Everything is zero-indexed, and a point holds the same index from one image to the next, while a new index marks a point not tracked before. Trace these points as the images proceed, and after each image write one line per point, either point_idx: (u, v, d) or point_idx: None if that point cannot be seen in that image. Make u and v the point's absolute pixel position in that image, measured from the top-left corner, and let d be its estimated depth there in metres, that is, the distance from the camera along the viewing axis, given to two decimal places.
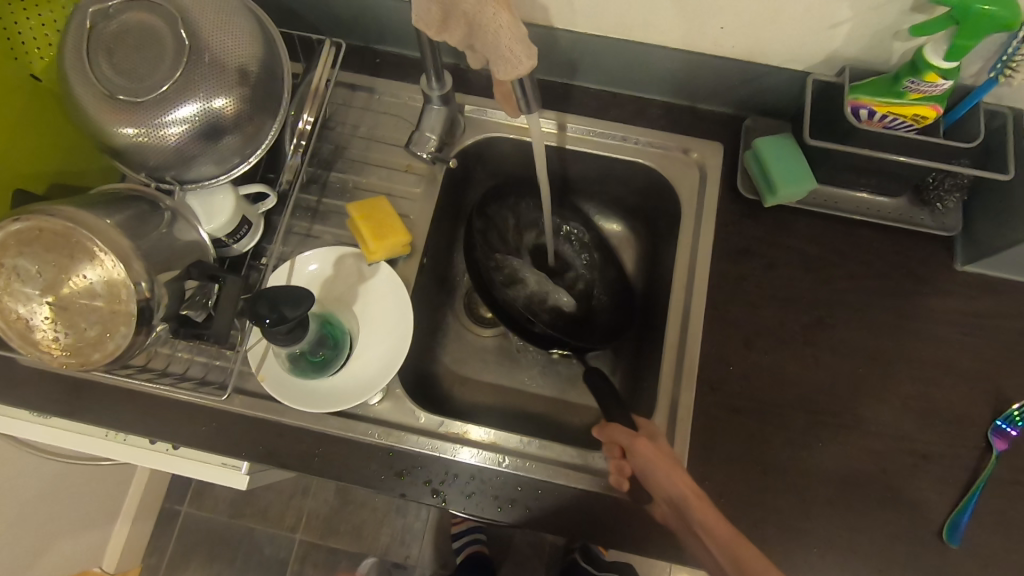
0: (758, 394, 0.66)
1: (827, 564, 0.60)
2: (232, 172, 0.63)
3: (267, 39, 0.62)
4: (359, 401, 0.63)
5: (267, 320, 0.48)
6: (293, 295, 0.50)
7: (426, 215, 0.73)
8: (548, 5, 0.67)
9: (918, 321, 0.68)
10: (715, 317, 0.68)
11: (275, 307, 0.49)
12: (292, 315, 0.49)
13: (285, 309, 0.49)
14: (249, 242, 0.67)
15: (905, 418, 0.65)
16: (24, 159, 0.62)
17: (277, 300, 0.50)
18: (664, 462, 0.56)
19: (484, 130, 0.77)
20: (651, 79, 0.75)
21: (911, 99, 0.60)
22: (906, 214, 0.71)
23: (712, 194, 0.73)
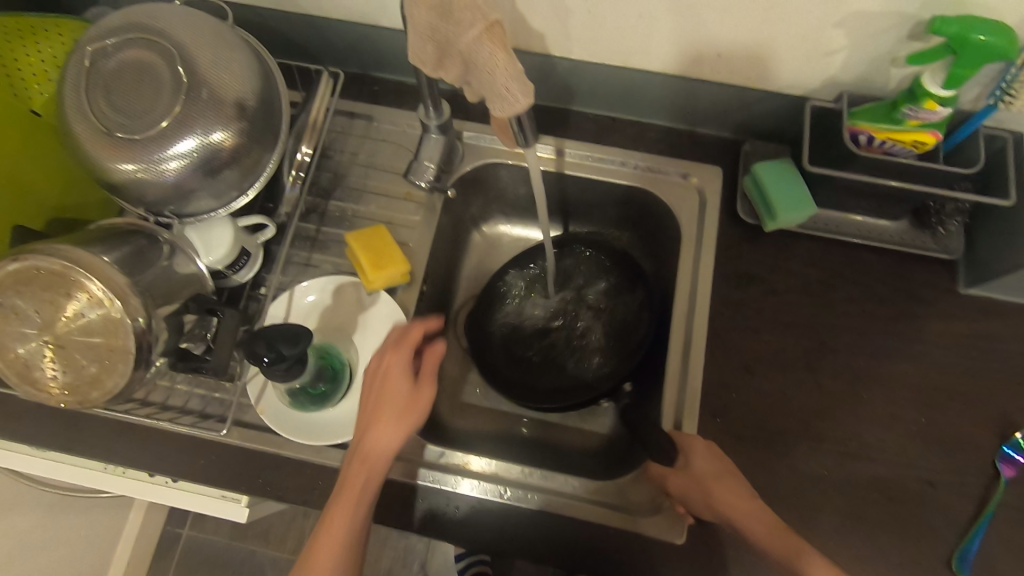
0: (761, 422, 0.65)
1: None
2: (231, 206, 0.63)
3: (265, 72, 0.62)
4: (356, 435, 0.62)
5: (265, 360, 0.48)
6: (291, 332, 0.50)
7: (425, 242, 0.73)
8: (545, 33, 0.67)
9: (922, 345, 0.68)
10: (717, 343, 0.68)
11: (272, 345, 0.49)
12: (289, 352, 0.49)
13: (282, 346, 0.49)
14: (248, 273, 0.67)
15: (911, 445, 0.64)
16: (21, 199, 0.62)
17: (276, 339, 0.50)
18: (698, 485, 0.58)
19: (482, 156, 0.77)
20: (649, 104, 0.75)
21: (909, 126, 0.59)
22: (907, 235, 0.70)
23: (712, 218, 0.72)
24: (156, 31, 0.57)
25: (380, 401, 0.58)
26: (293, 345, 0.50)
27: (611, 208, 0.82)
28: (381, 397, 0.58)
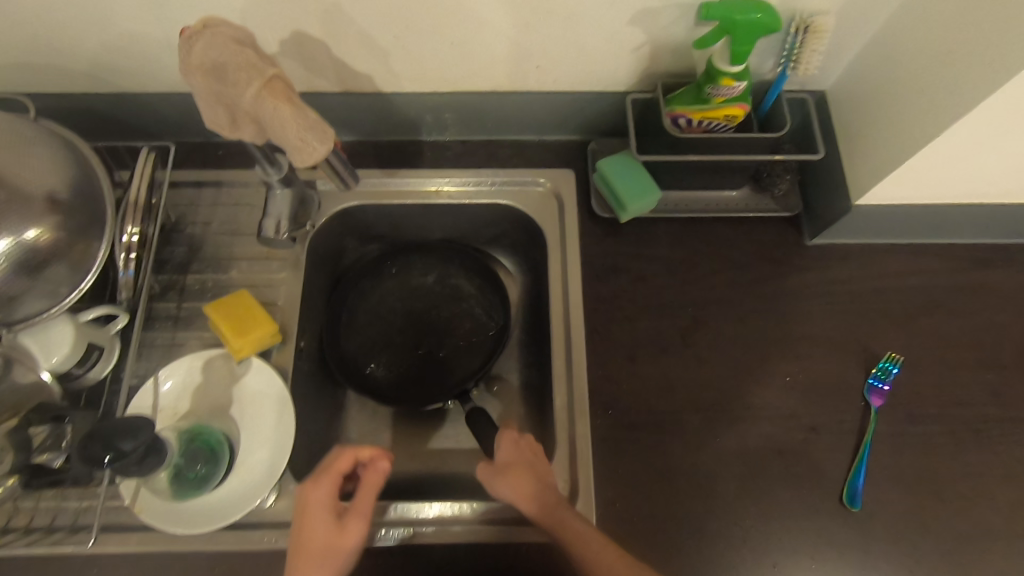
0: (651, 406, 0.67)
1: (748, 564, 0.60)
2: (64, 304, 0.58)
3: (79, 160, 0.60)
4: (239, 516, 0.59)
5: (104, 459, 0.46)
6: (124, 424, 0.47)
7: (294, 299, 0.71)
8: (370, 73, 0.68)
9: (783, 301, 0.72)
10: (597, 339, 0.70)
11: (109, 443, 0.47)
12: (128, 447, 0.46)
13: (118, 443, 0.46)
14: (104, 367, 0.63)
15: (790, 397, 0.67)
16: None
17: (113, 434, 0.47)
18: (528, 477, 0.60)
19: (341, 201, 0.76)
20: (492, 122, 0.77)
21: (717, 103, 0.63)
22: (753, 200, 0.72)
23: (572, 219, 0.75)
24: None
25: (297, 552, 0.53)
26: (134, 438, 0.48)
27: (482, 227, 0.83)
28: (305, 553, 0.53)
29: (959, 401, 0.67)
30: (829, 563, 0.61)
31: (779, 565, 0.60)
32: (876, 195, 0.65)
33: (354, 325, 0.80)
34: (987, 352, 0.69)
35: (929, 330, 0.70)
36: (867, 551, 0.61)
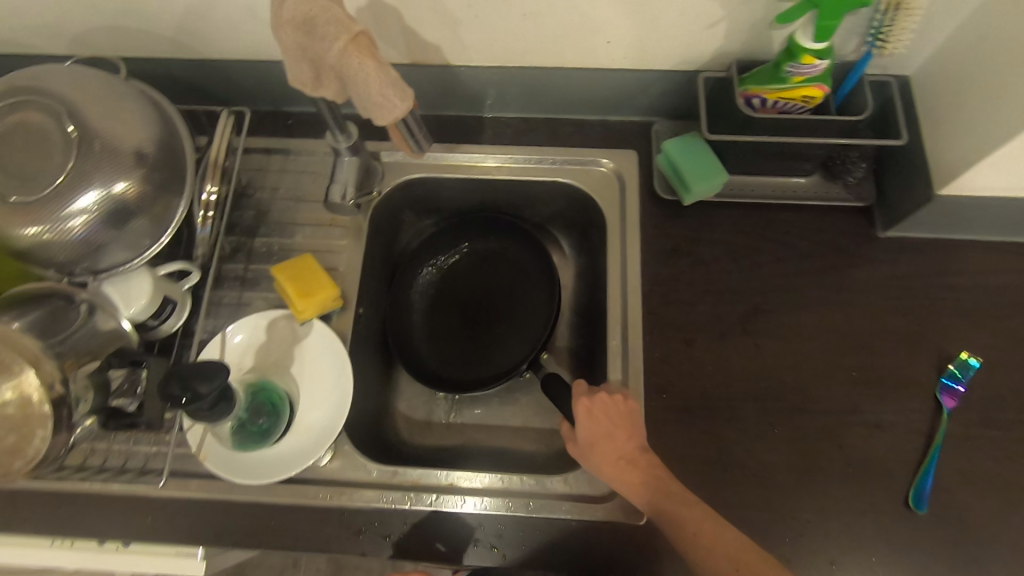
0: (707, 392, 0.65)
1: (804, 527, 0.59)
2: (145, 255, 0.62)
3: (164, 118, 0.62)
4: (293, 472, 0.61)
5: (182, 400, 0.48)
6: (200, 368, 0.49)
7: (355, 266, 0.73)
8: (441, 45, 0.68)
9: (851, 293, 0.69)
10: (655, 321, 0.68)
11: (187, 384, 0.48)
12: (204, 390, 0.48)
13: (197, 386, 0.48)
14: (176, 321, 0.66)
15: (854, 390, 0.65)
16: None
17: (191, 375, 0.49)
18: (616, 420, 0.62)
19: (403, 172, 0.78)
20: (556, 99, 0.76)
21: (796, 83, 0.61)
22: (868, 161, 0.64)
23: (633, 201, 0.74)
24: (45, 93, 0.58)
25: None
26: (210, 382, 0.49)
27: (539, 206, 0.83)
28: None
29: None
30: (891, 565, 0.58)
31: (837, 562, 0.58)
32: (961, 185, 0.62)
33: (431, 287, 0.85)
34: None
35: (1009, 332, 0.66)
36: (933, 555, 0.58)
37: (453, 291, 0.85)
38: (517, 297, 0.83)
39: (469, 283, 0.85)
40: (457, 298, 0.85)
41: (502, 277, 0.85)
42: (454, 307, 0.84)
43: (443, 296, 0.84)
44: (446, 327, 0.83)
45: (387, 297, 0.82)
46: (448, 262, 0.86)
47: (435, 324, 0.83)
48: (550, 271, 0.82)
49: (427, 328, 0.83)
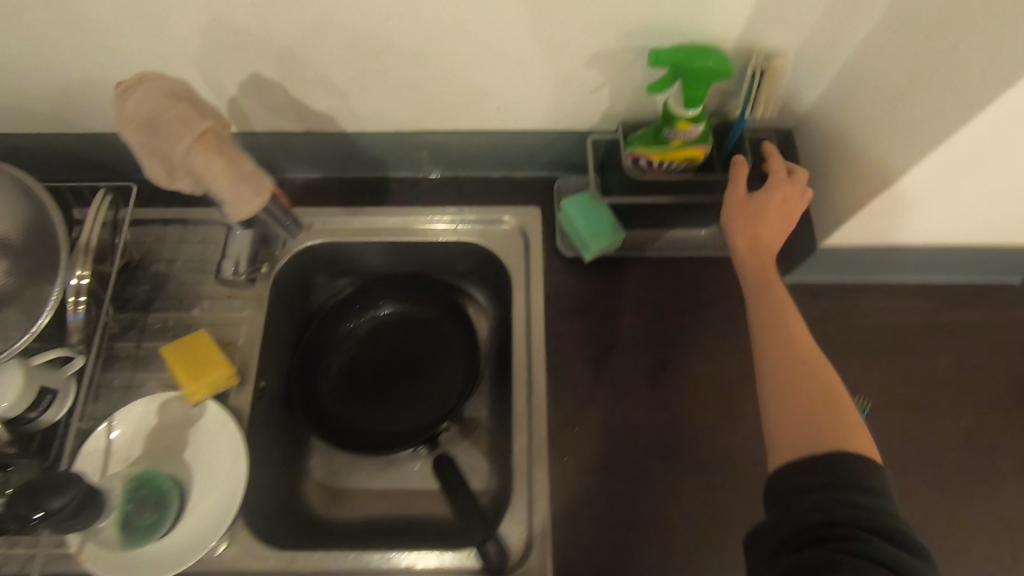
0: (613, 451, 0.65)
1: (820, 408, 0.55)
2: (13, 349, 0.57)
3: (35, 202, 0.60)
4: (174, 569, 0.58)
5: (30, 518, 0.46)
6: (53, 480, 0.47)
7: (255, 338, 0.71)
8: (331, 114, 0.68)
9: (751, 342, 0.70)
10: (561, 381, 0.68)
11: (37, 500, 0.46)
12: (55, 504, 0.46)
13: (48, 500, 0.46)
14: (58, 411, 0.63)
15: (757, 441, 0.66)
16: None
17: (40, 491, 0.47)
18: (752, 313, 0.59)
19: (305, 238, 0.76)
20: (457, 160, 0.76)
21: (676, 145, 0.62)
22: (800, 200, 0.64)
23: (537, 258, 0.74)
24: None
25: None
26: (61, 494, 0.48)
27: (449, 263, 0.83)
28: None
29: (933, 447, 0.65)
30: None
31: None
32: (842, 236, 0.64)
33: (348, 346, 0.83)
34: (962, 397, 0.67)
35: (899, 373, 0.68)
36: None
37: (370, 349, 0.83)
38: (439, 350, 0.82)
39: (387, 339, 0.83)
40: (374, 355, 0.82)
41: (420, 333, 0.83)
42: (371, 365, 0.82)
43: (360, 354, 0.82)
44: (363, 386, 0.80)
45: (294, 359, 0.79)
46: (363, 318, 0.84)
47: (352, 385, 0.80)
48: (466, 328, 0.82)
49: (345, 389, 0.80)
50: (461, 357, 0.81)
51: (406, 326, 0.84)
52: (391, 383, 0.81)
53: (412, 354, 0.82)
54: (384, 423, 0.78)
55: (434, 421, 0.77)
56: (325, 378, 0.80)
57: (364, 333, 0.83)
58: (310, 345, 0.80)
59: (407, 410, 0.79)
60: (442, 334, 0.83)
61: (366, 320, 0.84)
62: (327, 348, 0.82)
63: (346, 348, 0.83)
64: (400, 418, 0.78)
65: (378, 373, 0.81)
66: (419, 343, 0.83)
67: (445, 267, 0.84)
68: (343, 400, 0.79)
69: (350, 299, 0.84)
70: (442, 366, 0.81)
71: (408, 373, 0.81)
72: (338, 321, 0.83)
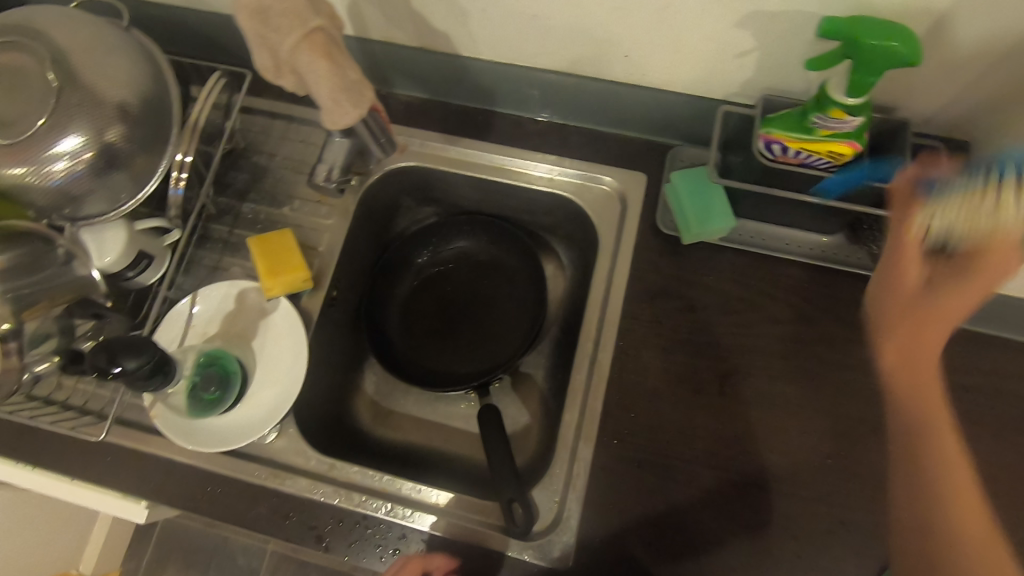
0: (662, 448, 0.61)
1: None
2: (122, 209, 0.62)
3: (156, 74, 0.62)
4: (218, 450, 0.62)
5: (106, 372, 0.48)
6: (128, 343, 0.49)
7: (335, 248, 0.72)
8: (448, 33, 0.64)
9: (847, 372, 0.62)
10: (625, 362, 0.64)
11: (115, 356, 0.48)
12: (130, 364, 0.48)
13: (125, 359, 0.48)
14: (152, 275, 0.67)
15: (825, 480, 0.59)
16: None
17: (117, 347, 0.49)
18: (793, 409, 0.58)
19: (401, 158, 0.75)
20: (567, 107, 0.71)
21: (821, 135, 0.53)
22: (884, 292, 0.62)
23: (630, 229, 0.69)
24: (35, 33, 0.57)
25: None
26: (137, 355, 0.49)
27: (537, 214, 0.79)
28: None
29: None
30: None
31: None
32: None
33: (420, 276, 0.85)
34: None
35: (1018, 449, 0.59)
36: None
37: (439, 282, 0.84)
38: (506, 298, 0.81)
39: (457, 276, 0.84)
40: (442, 289, 0.84)
41: (490, 277, 0.83)
42: (438, 298, 0.83)
43: (429, 285, 0.84)
44: (427, 317, 0.82)
45: (368, 276, 0.81)
46: (439, 251, 0.85)
47: (416, 313, 0.83)
48: (538, 283, 0.80)
49: (408, 316, 0.83)
50: (527, 311, 0.80)
51: (479, 267, 0.84)
52: (453, 320, 0.82)
53: (478, 296, 0.82)
54: (440, 358, 0.80)
55: (489, 368, 0.77)
56: (392, 301, 0.83)
57: (436, 265, 0.85)
58: (384, 267, 0.82)
59: (464, 350, 0.79)
60: (512, 283, 0.82)
61: (440, 253, 0.85)
62: (400, 273, 0.84)
63: (418, 277, 0.85)
64: (456, 357, 0.79)
65: (442, 308, 0.82)
66: (487, 287, 0.83)
67: (531, 218, 0.81)
68: (405, 326, 0.82)
69: (429, 229, 0.84)
70: (506, 314, 0.81)
71: (471, 314, 0.81)
72: (415, 250, 0.85)
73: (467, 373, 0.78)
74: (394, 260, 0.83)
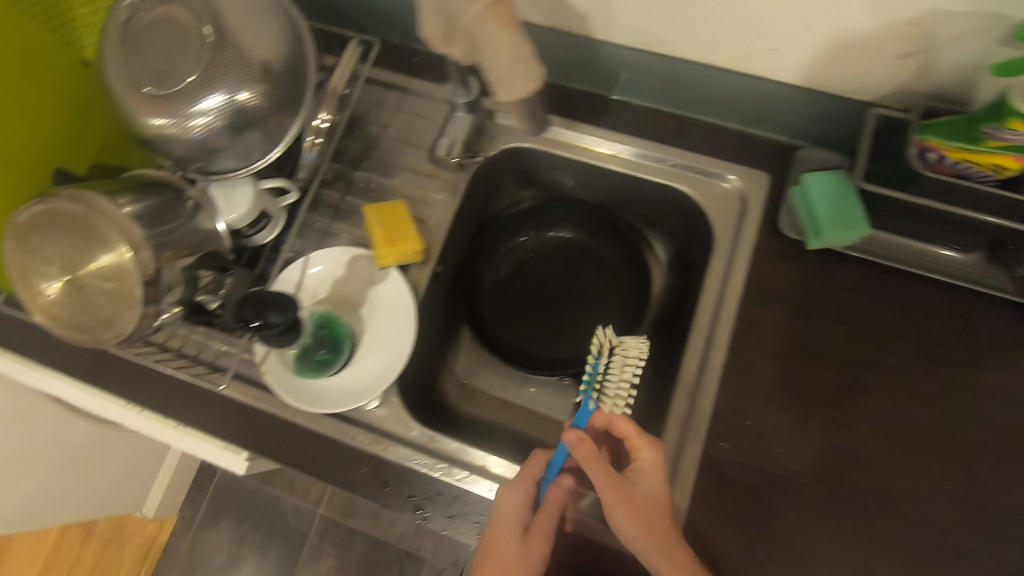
0: (771, 456, 0.60)
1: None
2: (253, 165, 0.64)
3: (296, 36, 0.62)
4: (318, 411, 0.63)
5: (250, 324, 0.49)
6: (275, 299, 0.50)
7: (445, 224, 0.72)
8: (586, 13, 0.63)
9: (975, 398, 0.60)
10: (737, 365, 0.63)
11: (259, 310, 0.49)
12: (276, 318, 0.49)
13: (269, 313, 0.49)
14: (269, 235, 0.68)
15: (943, 508, 0.57)
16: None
17: (262, 302, 0.50)
18: (638, 524, 0.52)
19: (515, 138, 0.74)
20: (694, 99, 0.69)
21: (991, 147, 0.50)
22: (618, 404, 0.60)
23: (750, 229, 0.67)
24: None
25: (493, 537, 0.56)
26: (278, 312, 0.50)
27: (643, 206, 0.78)
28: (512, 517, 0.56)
29: None
30: None
31: None
32: None
33: (515, 259, 0.83)
34: None
35: None
36: None
37: (535, 267, 0.83)
38: (602, 291, 0.81)
39: (553, 263, 0.83)
40: (537, 275, 0.83)
41: (588, 269, 0.82)
42: (532, 284, 0.82)
43: (524, 269, 0.83)
44: (520, 302, 0.82)
45: (467, 257, 0.81)
46: (536, 234, 0.83)
47: (509, 297, 0.82)
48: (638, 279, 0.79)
49: (501, 299, 0.82)
50: (623, 308, 0.80)
51: (577, 257, 0.82)
52: (547, 309, 0.82)
53: (574, 287, 0.82)
54: (531, 344, 0.80)
55: (580, 362, 0.78)
56: (486, 282, 0.83)
57: (532, 248, 0.83)
58: (482, 248, 0.83)
59: (556, 340, 0.80)
60: (610, 276, 0.81)
61: (538, 237, 0.83)
62: (495, 254, 0.83)
63: (513, 259, 0.83)
64: (547, 347, 0.80)
65: (536, 294, 0.82)
66: (584, 279, 0.82)
67: (635, 211, 0.80)
68: (498, 308, 0.82)
69: (529, 214, 0.83)
70: (601, 308, 0.80)
71: (565, 305, 0.81)
72: (513, 231, 0.83)
73: (557, 364, 0.79)
74: (493, 241, 0.83)
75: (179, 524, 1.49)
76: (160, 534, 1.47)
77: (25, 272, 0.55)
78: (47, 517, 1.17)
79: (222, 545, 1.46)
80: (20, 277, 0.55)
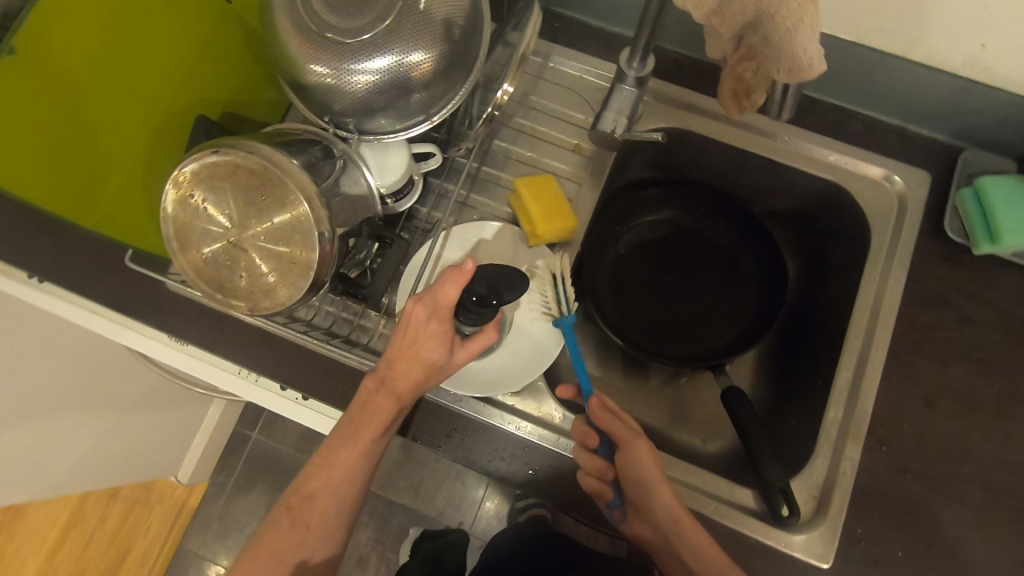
0: (932, 461, 0.59)
1: (294, 533, 0.59)
2: (411, 130, 0.58)
3: None
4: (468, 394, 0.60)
5: (477, 297, 0.51)
6: (506, 279, 0.53)
7: (589, 204, 0.69)
8: None
9: None
10: (897, 367, 0.62)
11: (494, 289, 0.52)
12: (509, 298, 0.52)
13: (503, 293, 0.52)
14: (406, 203, 0.64)
15: None
16: (109, 175, 0.56)
17: (494, 282, 0.53)
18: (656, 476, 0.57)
19: (665, 118, 0.70)
20: (861, 92, 0.67)
21: None
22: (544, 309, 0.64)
23: (912, 229, 0.65)
24: None
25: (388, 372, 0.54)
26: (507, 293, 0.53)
27: (779, 198, 0.76)
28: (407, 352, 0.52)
29: None
30: None
31: None
32: None
33: (635, 242, 0.80)
34: None
35: None
36: None
37: (654, 253, 0.80)
38: (725, 282, 0.79)
39: (673, 250, 0.80)
40: (657, 261, 0.80)
41: (709, 258, 0.80)
42: (651, 269, 0.79)
43: (643, 254, 0.80)
44: (639, 287, 0.78)
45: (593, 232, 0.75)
46: (655, 218, 0.80)
47: (628, 282, 0.79)
48: (766, 273, 0.77)
49: (619, 283, 0.78)
50: (749, 301, 0.77)
51: (698, 245, 0.80)
52: (668, 296, 0.78)
53: (696, 276, 0.79)
54: (653, 334, 0.76)
55: (706, 354, 0.75)
56: (604, 262, 0.78)
57: (650, 233, 0.80)
58: (605, 227, 0.77)
59: (680, 330, 0.77)
60: (733, 267, 0.79)
61: (656, 222, 0.81)
62: (613, 236, 0.79)
63: (632, 243, 0.80)
64: (669, 336, 0.77)
65: (655, 281, 0.79)
66: (705, 268, 0.79)
67: (767, 203, 0.78)
68: (616, 293, 0.78)
69: (654, 193, 0.79)
70: (724, 299, 0.78)
71: (687, 294, 0.78)
72: (633, 212, 0.79)
73: (682, 355, 0.76)
74: (612, 232, 0.79)
75: (209, 490, 1.43)
76: (190, 499, 1.41)
77: (182, 229, 0.51)
78: (87, 476, 1.12)
79: (255, 512, 1.42)
80: (174, 232, 0.51)
